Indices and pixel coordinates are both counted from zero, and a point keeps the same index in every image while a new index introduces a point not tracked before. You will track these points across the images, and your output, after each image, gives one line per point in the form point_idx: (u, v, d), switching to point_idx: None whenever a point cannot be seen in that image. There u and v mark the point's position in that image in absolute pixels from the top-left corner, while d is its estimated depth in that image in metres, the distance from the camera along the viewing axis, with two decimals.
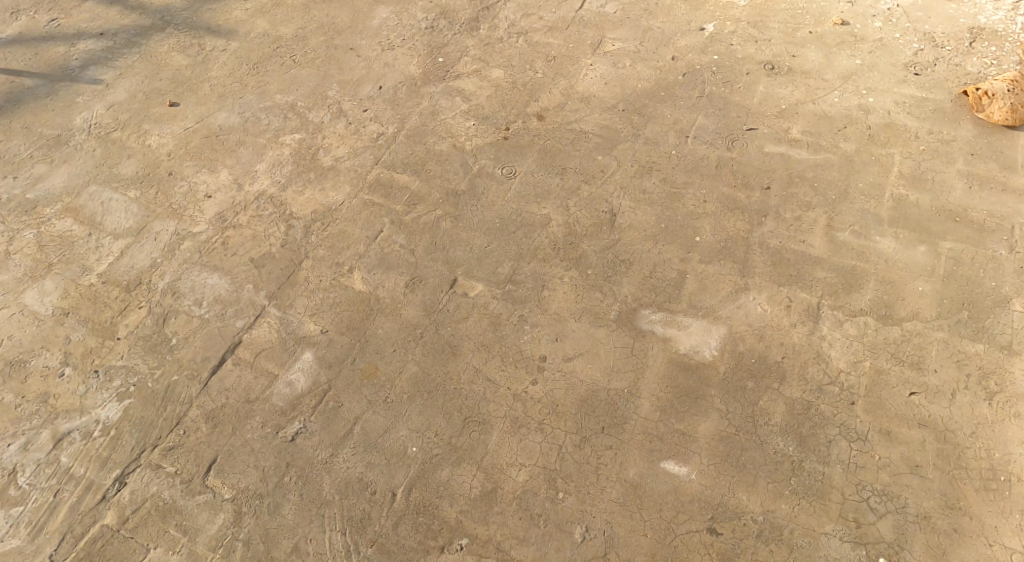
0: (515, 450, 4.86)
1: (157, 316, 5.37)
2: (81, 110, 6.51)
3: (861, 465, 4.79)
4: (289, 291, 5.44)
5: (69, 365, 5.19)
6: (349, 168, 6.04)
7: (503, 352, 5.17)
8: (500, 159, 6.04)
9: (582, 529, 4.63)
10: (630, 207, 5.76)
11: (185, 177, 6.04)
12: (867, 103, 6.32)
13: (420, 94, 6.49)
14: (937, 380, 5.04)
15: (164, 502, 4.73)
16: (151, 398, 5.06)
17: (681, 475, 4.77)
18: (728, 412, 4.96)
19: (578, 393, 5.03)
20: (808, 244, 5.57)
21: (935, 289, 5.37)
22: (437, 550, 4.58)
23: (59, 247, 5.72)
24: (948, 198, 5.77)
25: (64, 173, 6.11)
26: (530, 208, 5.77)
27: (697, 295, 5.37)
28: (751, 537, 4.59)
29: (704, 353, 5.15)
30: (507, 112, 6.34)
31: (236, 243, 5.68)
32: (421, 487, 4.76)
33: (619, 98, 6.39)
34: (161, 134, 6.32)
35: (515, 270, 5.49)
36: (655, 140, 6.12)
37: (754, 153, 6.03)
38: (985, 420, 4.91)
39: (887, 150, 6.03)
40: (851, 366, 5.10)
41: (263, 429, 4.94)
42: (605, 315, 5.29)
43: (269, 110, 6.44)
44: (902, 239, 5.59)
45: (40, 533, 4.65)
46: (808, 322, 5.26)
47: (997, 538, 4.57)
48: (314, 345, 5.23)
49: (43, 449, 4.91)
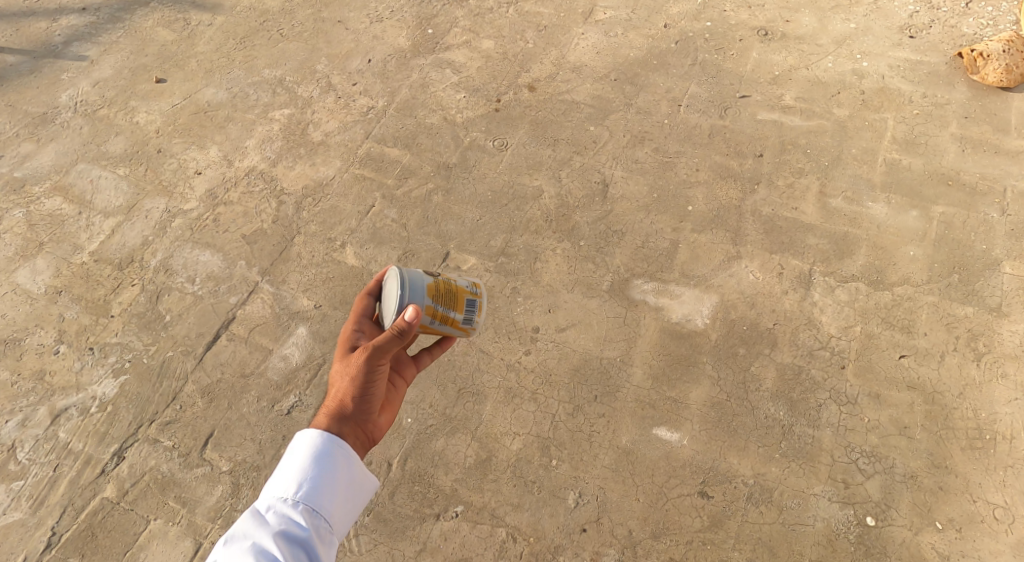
0: (509, 419, 4.92)
1: (150, 293, 5.40)
2: (66, 87, 6.50)
3: (850, 427, 4.86)
4: (282, 267, 5.47)
5: (63, 343, 5.24)
6: (340, 142, 6.03)
7: (497, 324, 5.21)
8: (491, 131, 6.04)
9: (576, 495, 4.71)
10: (623, 176, 5.77)
11: (174, 154, 6.04)
12: (860, 67, 6.30)
13: (410, 66, 6.47)
14: (927, 343, 5.09)
15: (163, 475, 4.81)
16: (146, 373, 5.11)
17: (672, 441, 4.84)
18: (719, 378, 5.01)
19: (571, 362, 5.08)
20: (800, 211, 5.60)
21: (926, 253, 5.40)
22: (433, 518, 4.68)
23: (49, 226, 5.73)
24: (940, 161, 5.78)
25: (52, 151, 6.11)
26: (522, 180, 5.78)
27: (690, 265, 5.40)
28: (742, 500, 4.68)
29: (695, 321, 5.20)
30: (498, 84, 6.32)
31: (227, 220, 5.69)
32: (417, 457, 4.84)
33: (611, 68, 6.37)
34: (148, 111, 6.30)
35: (507, 242, 5.52)
36: (647, 110, 6.11)
37: (746, 120, 6.03)
38: (972, 380, 4.97)
39: (880, 114, 6.03)
40: (842, 331, 5.14)
41: (259, 403, 5.00)
42: (598, 285, 5.33)
43: (257, 85, 6.42)
44: (894, 205, 5.61)
45: (40, 507, 4.73)
46: (800, 289, 5.30)
47: (981, 494, 4.66)
48: (307, 320, 5.26)
49: (40, 425, 4.98)
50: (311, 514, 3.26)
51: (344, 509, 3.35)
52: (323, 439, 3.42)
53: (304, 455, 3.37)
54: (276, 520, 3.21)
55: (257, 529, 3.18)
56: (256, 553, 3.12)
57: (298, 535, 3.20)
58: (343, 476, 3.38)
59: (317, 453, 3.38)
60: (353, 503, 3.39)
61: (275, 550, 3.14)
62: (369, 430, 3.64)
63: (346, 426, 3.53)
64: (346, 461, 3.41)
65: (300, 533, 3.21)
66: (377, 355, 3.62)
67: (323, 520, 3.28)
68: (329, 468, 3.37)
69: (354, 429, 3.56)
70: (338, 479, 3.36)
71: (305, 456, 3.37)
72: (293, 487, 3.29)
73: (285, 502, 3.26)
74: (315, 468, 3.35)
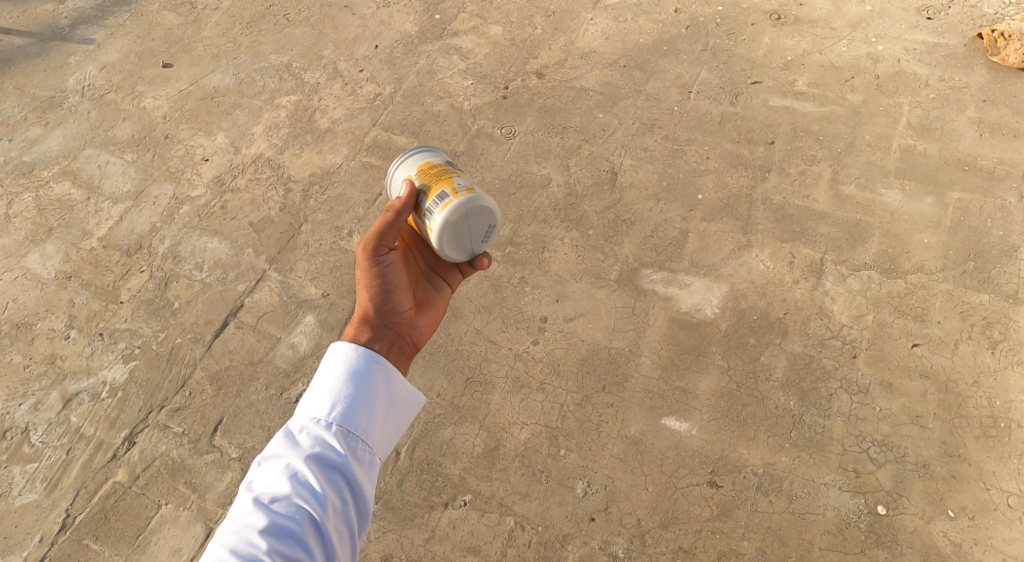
0: (517, 409, 4.92)
1: (159, 280, 5.41)
2: (73, 71, 6.48)
3: (862, 417, 4.82)
4: (290, 255, 5.46)
5: (74, 328, 5.27)
6: (347, 130, 6.00)
7: (504, 314, 5.19)
8: (499, 119, 5.98)
9: (584, 484, 4.71)
10: (632, 164, 5.71)
11: (181, 140, 6.03)
12: (875, 51, 6.19)
13: (417, 52, 6.41)
14: (940, 331, 5.03)
15: (173, 461, 4.84)
16: (156, 360, 5.14)
17: (681, 431, 4.82)
18: (728, 368, 4.98)
19: (579, 351, 5.06)
20: (812, 199, 5.52)
21: (941, 240, 5.32)
22: (441, 506, 4.70)
23: (59, 211, 5.74)
24: (957, 147, 5.68)
25: (61, 136, 6.11)
26: (530, 168, 5.73)
27: (699, 254, 5.34)
28: (751, 490, 4.66)
29: (705, 311, 5.15)
30: (505, 70, 6.26)
31: (235, 207, 5.68)
32: (425, 445, 4.85)
33: (621, 54, 6.29)
34: (155, 96, 6.28)
35: (515, 231, 5.48)
36: (657, 96, 6.03)
37: (758, 107, 5.94)
38: (987, 368, 4.91)
39: (895, 100, 5.92)
40: (853, 320, 5.09)
41: (267, 391, 5.01)
42: (606, 274, 5.29)
43: (264, 71, 6.38)
44: (909, 191, 5.52)
45: (54, 489, 4.78)
46: (811, 278, 5.24)
47: (994, 482, 4.62)
48: (315, 308, 5.25)
49: (53, 409, 5.01)
50: (346, 435, 3.31)
51: (382, 425, 3.38)
52: (356, 354, 3.44)
53: (337, 372, 3.40)
54: (311, 441, 3.28)
55: (293, 449, 3.27)
56: (293, 476, 3.21)
57: (334, 455, 3.26)
58: (379, 392, 3.40)
59: (349, 370, 3.40)
60: (390, 418, 3.42)
61: (309, 472, 3.21)
62: (407, 330, 3.82)
63: (381, 331, 3.71)
64: (383, 376, 3.44)
65: (335, 453, 3.27)
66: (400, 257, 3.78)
67: (359, 438, 3.32)
68: (363, 384, 3.39)
69: (392, 330, 3.75)
70: (372, 395, 3.39)
71: (339, 374, 3.40)
72: (328, 408, 3.33)
73: (318, 422, 3.31)
74: (348, 387, 3.37)
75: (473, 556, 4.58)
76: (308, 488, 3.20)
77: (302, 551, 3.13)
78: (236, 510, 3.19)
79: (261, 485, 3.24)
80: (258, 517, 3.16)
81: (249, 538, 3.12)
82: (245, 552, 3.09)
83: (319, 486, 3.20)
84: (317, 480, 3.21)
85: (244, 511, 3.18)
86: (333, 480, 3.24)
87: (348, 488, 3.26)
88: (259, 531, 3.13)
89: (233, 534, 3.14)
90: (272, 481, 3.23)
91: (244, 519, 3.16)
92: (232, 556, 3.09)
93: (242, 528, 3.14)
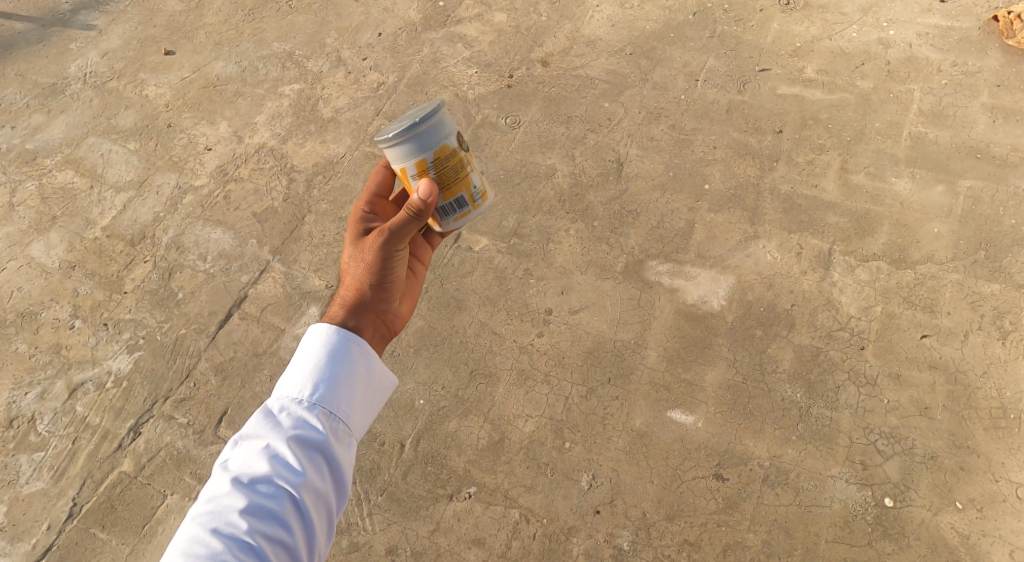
0: (521, 402, 4.89)
1: (162, 271, 5.38)
2: (75, 57, 6.43)
3: (869, 409, 4.78)
4: (293, 246, 5.42)
5: (78, 318, 5.25)
6: (349, 119, 5.94)
7: (509, 306, 5.15)
8: (504, 108, 5.91)
9: (589, 477, 4.68)
10: (638, 154, 5.64)
11: (184, 129, 5.98)
12: (887, 37, 6.08)
13: (421, 40, 6.33)
14: (950, 322, 4.97)
15: (178, 452, 4.83)
16: (160, 350, 5.12)
17: (687, 423, 4.79)
18: (735, 360, 4.94)
19: (584, 343, 5.02)
20: (821, 189, 5.45)
21: (952, 230, 5.25)
22: (446, 498, 4.68)
23: (62, 199, 5.71)
24: (969, 133, 5.59)
25: (63, 124, 6.07)
26: (535, 158, 5.67)
27: (706, 245, 5.29)
28: (758, 483, 4.63)
29: (711, 303, 5.10)
30: (510, 59, 6.17)
31: (238, 197, 5.64)
32: (429, 438, 4.83)
33: (627, 41, 6.20)
34: (157, 84, 6.23)
35: (520, 223, 5.42)
36: (663, 85, 5.95)
37: (766, 95, 5.86)
38: (997, 359, 4.86)
39: (906, 86, 5.83)
40: (862, 312, 5.03)
41: (271, 382, 4.99)
42: (611, 266, 5.24)
43: (266, 59, 6.31)
44: (919, 179, 5.44)
45: (61, 478, 4.78)
46: (819, 269, 5.18)
47: (1004, 474, 4.58)
48: (319, 300, 5.22)
49: (58, 398, 5.00)
50: (325, 414, 3.29)
51: (360, 406, 3.38)
52: (334, 334, 3.44)
53: (315, 354, 3.39)
54: (290, 421, 3.25)
55: (271, 429, 3.23)
56: (272, 455, 3.18)
57: (313, 434, 3.24)
58: (357, 373, 3.40)
59: (328, 350, 3.39)
60: (368, 400, 3.41)
61: (290, 452, 3.19)
62: (389, 319, 3.73)
63: (364, 318, 3.61)
64: (362, 358, 3.44)
65: (315, 433, 3.25)
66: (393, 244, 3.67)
67: (338, 418, 3.30)
68: (342, 365, 3.38)
69: (375, 317, 3.65)
70: (351, 376, 3.38)
71: (318, 354, 3.39)
72: (307, 388, 3.31)
73: (297, 402, 3.29)
74: (327, 367, 3.36)
75: (478, 548, 4.57)
76: (289, 468, 3.17)
77: (283, 529, 3.10)
78: (213, 490, 3.14)
79: (239, 465, 3.19)
80: (237, 496, 3.11)
81: (228, 519, 3.07)
82: (225, 533, 3.04)
83: (299, 465, 3.18)
84: (297, 459, 3.18)
85: (222, 490, 3.13)
86: (313, 460, 3.22)
87: (327, 468, 3.24)
88: (238, 510, 3.08)
89: (211, 514, 3.08)
90: (251, 461, 3.18)
91: (222, 499, 3.11)
92: (210, 537, 3.03)
93: (221, 508, 3.09)
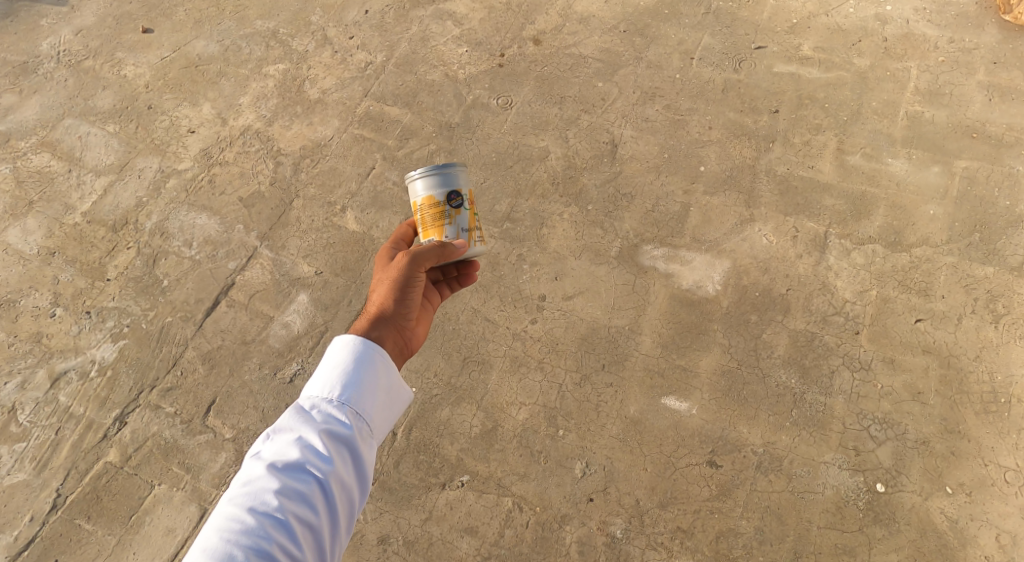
0: (515, 389, 4.82)
1: (146, 257, 5.25)
2: (47, 34, 6.23)
3: (864, 394, 4.74)
4: (281, 232, 5.29)
5: (59, 306, 5.11)
6: (337, 100, 5.79)
7: (502, 292, 5.06)
8: (495, 88, 5.78)
9: (582, 465, 4.63)
10: (632, 136, 5.53)
11: (165, 110, 5.81)
12: (884, 12, 5.98)
13: (409, 17, 6.16)
14: (944, 306, 4.93)
15: (165, 442, 4.73)
16: (145, 339, 5.00)
17: (681, 410, 4.74)
18: (730, 346, 4.88)
19: (578, 330, 4.95)
20: (817, 170, 5.37)
21: (947, 212, 5.19)
22: (439, 487, 4.62)
23: (38, 183, 5.54)
24: (966, 112, 5.51)
25: (37, 105, 5.88)
26: (527, 141, 5.55)
27: (701, 229, 5.21)
28: (751, 469, 4.60)
29: (706, 288, 5.03)
30: (501, 36, 6.02)
31: (223, 181, 5.50)
32: (422, 426, 4.75)
33: (620, 18, 6.06)
34: (136, 63, 6.04)
35: (512, 207, 5.32)
36: (658, 63, 5.83)
37: (762, 74, 5.75)
38: (990, 343, 4.82)
39: (903, 64, 5.74)
40: (857, 296, 4.98)
41: (260, 370, 4.89)
42: (605, 251, 5.15)
43: (249, 37, 6.13)
44: (916, 160, 5.37)
45: (44, 469, 4.68)
46: (814, 252, 5.11)
47: (993, 458, 4.57)
48: (308, 287, 5.11)
49: (40, 388, 4.88)
50: (353, 414, 3.20)
51: (386, 409, 3.28)
52: (360, 344, 3.31)
53: (344, 356, 3.27)
54: (320, 417, 3.16)
55: (304, 418, 3.15)
56: (303, 446, 3.10)
57: (341, 427, 3.16)
58: (385, 379, 3.30)
59: (358, 354, 3.28)
60: (393, 405, 3.31)
61: (320, 449, 3.10)
62: (408, 336, 3.67)
63: (386, 329, 3.56)
64: (385, 366, 3.31)
65: (344, 431, 3.16)
66: (416, 264, 3.75)
67: (365, 415, 3.22)
68: (369, 369, 3.27)
69: (396, 330, 3.59)
70: (379, 382, 3.28)
71: (348, 356, 3.27)
72: (337, 389, 3.21)
73: (328, 401, 3.19)
74: (357, 370, 3.25)
75: (470, 537, 4.52)
76: (318, 463, 3.09)
77: (312, 517, 3.04)
78: (245, 477, 3.06)
79: (269, 457, 3.10)
80: (267, 489, 3.03)
81: (258, 509, 3.00)
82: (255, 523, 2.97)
83: (327, 462, 3.10)
84: (326, 448, 3.11)
85: (254, 475, 3.06)
86: (341, 457, 3.14)
87: (355, 461, 3.16)
88: (269, 502, 3.01)
89: (244, 495, 3.02)
90: (281, 454, 3.10)
91: (253, 489, 3.03)
92: (243, 517, 2.98)
93: (254, 492, 3.03)
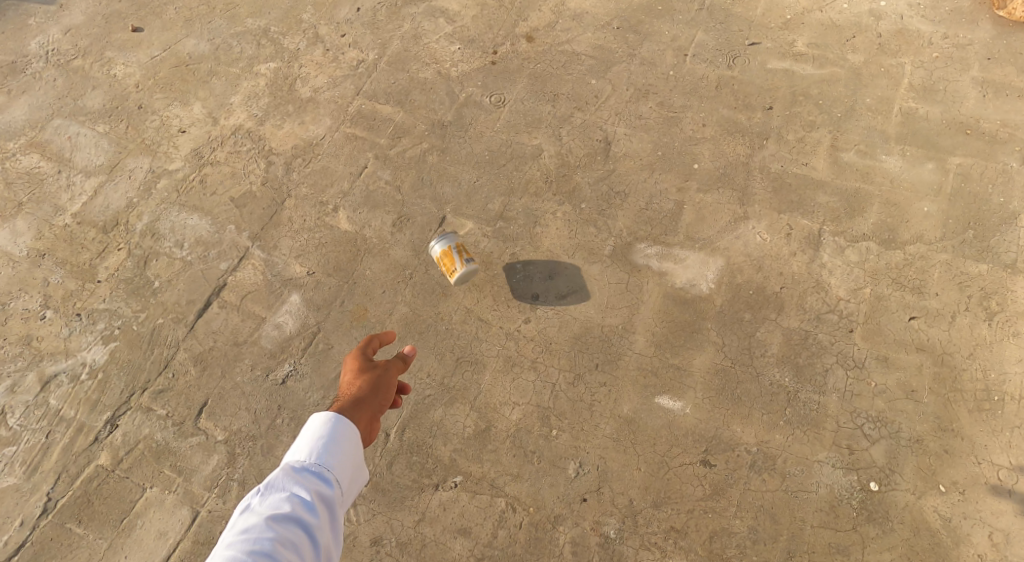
0: (508, 389, 4.80)
1: (137, 259, 5.22)
2: (35, 34, 6.18)
3: (857, 393, 4.74)
4: (273, 232, 5.26)
5: (49, 308, 5.08)
6: (329, 99, 5.75)
7: (495, 292, 5.04)
8: (488, 86, 5.75)
9: (576, 464, 4.62)
10: (626, 133, 5.51)
11: (156, 110, 5.77)
12: (878, 8, 5.96)
13: (402, 15, 6.13)
14: (937, 303, 4.92)
15: (157, 444, 4.71)
16: (136, 341, 4.97)
17: (675, 409, 4.73)
18: (723, 345, 4.87)
19: (571, 329, 4.93)
20: (811, 167, 5.35)
21: (941, 208, 5.18)
22: (432, 488, 4.61)
23: (27, 185, 5.50)
24: (959, 108, 5.50)
25: (25, 105, 5.84)
26: (521, 139, 5.52)
27: (695, 227, 5.19)
28: (744, 468, 4.59)
29: (700, 287, 5.02)
30: (494, 34, 5.99)
31: (215, 181, 5.46)
32: (415, 427, 4.74)
33: (614, 14, 6.03)
34: (125, 62, 6.00)
35: (506, 206, 5.30)
36: (652, 60, 5.80)
37: (756, 70, 5.73)
38: (983, 340, 4.82)
39: (897, 60, 5.72)
40: (850, 294, 4.97)
41: (253, 372, 4.87)
42: (599, 249, 5.13)
43: (240, 36, 6.09)
44: (909, 156, 5.36)
45: (35, 473, 4.65)
46: (808, 251, 5.10)
47: (985, 456, 4.57)
48: (301, 287, 5.09)
49: (31, 391, 4.85)
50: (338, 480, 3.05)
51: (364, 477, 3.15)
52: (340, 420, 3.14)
53: (326, 425, 3.12)
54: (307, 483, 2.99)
55: (291, 472, 3.00)
56: (291, 510, 2.93)
57: (327, 484, 3.02)
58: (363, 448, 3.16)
59: (340, 426, 3.13)
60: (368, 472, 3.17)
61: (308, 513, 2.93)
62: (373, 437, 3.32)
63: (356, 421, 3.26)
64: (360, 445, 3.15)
65: (330, 497, 3.01)
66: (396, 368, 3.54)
67: (348, 481, 3.08)
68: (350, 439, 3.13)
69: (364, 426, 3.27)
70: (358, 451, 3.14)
71: (330, 426, 3.12)
72: (319, 459, 3.05)
73: (313, 466, 3.04)
74: (340, 437, 3.11)
75: (464, 537, 4.50)
76: (306, 527, 2.92)
77: None
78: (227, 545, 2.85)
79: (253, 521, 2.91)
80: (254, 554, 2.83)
81: None
82: None
83: (314, 528, 2.93)
84: (314, 503, 2.96)
85: (237, 541, 2.86)
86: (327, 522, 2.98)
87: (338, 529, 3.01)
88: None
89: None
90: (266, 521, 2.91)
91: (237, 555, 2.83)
92: None
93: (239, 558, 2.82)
